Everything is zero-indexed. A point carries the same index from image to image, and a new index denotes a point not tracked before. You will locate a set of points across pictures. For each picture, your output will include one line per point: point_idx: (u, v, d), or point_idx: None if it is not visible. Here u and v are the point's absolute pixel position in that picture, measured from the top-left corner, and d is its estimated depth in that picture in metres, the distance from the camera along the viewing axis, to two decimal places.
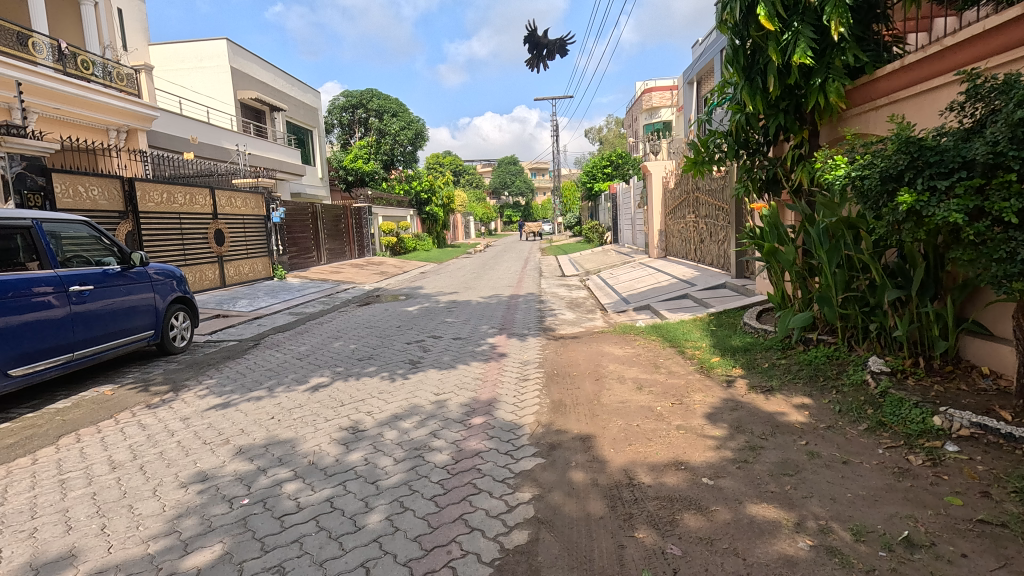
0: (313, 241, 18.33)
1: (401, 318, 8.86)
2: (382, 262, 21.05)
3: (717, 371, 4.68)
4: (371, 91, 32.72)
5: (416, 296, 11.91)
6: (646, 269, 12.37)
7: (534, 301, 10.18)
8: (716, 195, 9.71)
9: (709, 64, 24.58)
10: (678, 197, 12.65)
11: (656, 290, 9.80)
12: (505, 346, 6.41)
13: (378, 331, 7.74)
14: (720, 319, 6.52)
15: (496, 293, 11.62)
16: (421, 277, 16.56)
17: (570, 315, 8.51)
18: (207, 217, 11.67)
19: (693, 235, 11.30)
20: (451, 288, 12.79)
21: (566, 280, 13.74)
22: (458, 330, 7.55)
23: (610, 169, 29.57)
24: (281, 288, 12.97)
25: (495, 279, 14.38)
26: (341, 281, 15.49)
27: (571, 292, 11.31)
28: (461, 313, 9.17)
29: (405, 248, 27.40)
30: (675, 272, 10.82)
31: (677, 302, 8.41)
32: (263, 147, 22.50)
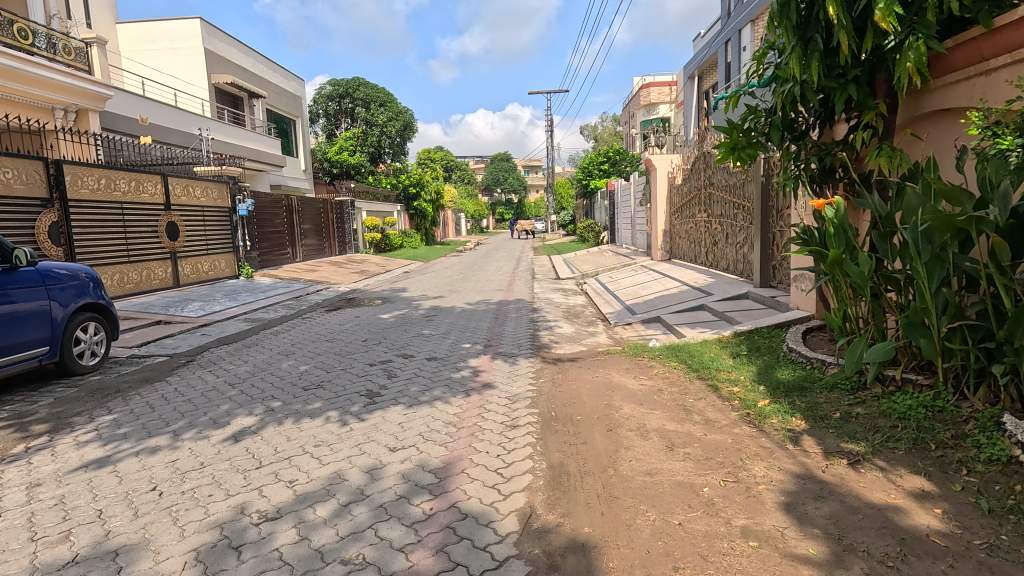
0: (288, 237, 16.97)
1: (371, 329, 7.61)
2: (363, 260, 19.70)
3: (772, 421, 3.47)
4: (357, 80, 31.31)
5: (393, 300, 10.65)
6: (650, 273, 11.19)
7: (525, 310, 8.96)
8: (735, 191, 8.53)
9: (712, 56, 23.47)
10: (686, 194, 11.45)
11: (664, 298, 8.63)
12: (490, 372, 5.20)
13: (340, 346, 6.48)
14: (755, 341, 5.32)
15: (483, 298, 10.40)
16: (404, 278, 15.29)
17: (568, 329, 7.31)
18: (159, 208, 10.37)
19: (705, 237, 10.12)
20: (434, 291, 11.53)
21: (562, 283, 12.54)
22: (435, 347, 6.32)
23: (607, 165, 28.38)
24: (244, 288, 11.65)
25: (484, 281, 13.14)
26: (316, 280, 14.20)
27: (567, 299, 10.12)
28: (441, 323, 7.94)
29: (391, 244, 26.07)
30: (684, 277, 9.65)
31: (692, 315, 7.24)
32: (238, 135, 21.12)
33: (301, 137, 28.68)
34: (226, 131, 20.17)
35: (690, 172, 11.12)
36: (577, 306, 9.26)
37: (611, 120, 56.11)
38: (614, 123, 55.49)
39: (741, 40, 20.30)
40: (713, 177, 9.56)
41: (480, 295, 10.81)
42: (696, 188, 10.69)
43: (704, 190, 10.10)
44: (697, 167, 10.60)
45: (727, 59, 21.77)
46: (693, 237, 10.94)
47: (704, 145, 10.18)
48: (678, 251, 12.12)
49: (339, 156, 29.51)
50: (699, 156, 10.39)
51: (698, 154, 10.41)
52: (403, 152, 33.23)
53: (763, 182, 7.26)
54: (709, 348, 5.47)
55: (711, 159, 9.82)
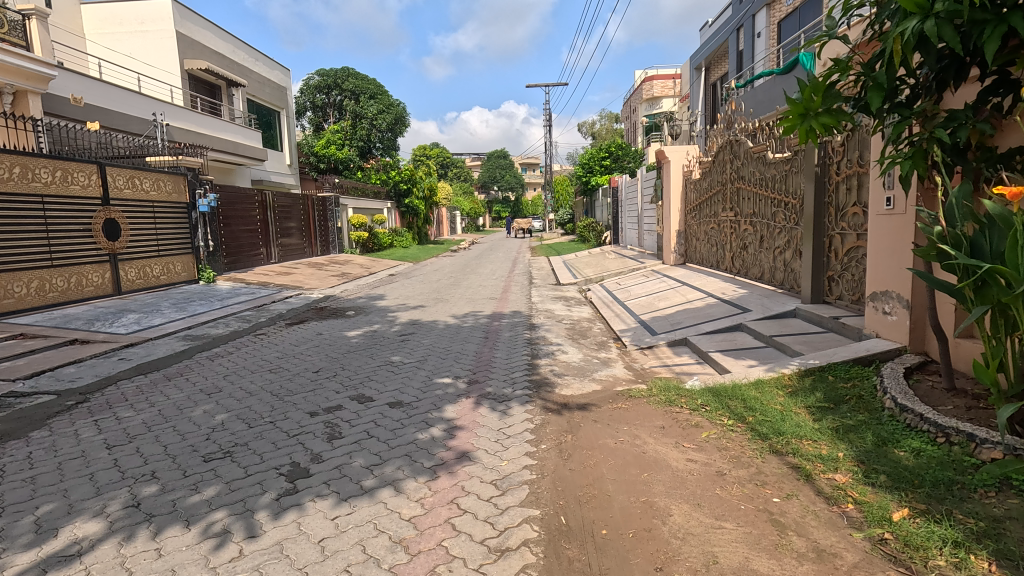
0: (261, 235, 15.43)
1: (330, 352, 6.16)
2: (347, 261, 18.23)
3: (941, 566, 2.04)
4: (346, 69, 29.78)
5: (368, 312, 9.18)
6: (666, 280, 9.75)
7: (521, 327, 7.50)
8: (775, 185, 7.09)
9: (722, 45, 22.09)
10: (706, 191, 9.99)
11: (688, 312, 7.20)
12: (471, 428, 3.75)
13: (280, 382, 5.02)
14: (833, 387, 3.89)
15: (472, 309, 8.94)
16: (387, 282, 13.81)
17: (574, 354, 5.87)
18: (94, 202, 8.89)
19: (732, 239, 8.69)
20: (417, 301, 10.06)
21: (562, 291, 11.11)
22: (404, 382, 4.88)
23: (609, 160, 26.93)
24: (199, 296, 10.18)
25: (475, 287, 11.70)
26: (288, 284, 12.73)
27: (570, 312, 8.67)
28: (418, 344, 6.48)
29: (380, 244, 24.58)
30: (708, 287, 8.24)
31: (729, 337, 5.83)
32: (209, 125, 19.69)
33: (286, 130, 27.11)
34: (195, 121, 18.78)
35: (711, 164, 9.68)
36: (581, 322, 7.81)
37: (609, 117, 54.72)
38: (612, 120, 54.19)
39: (755, 26, 18.82)
40: (743, 169, 8.13)
41: (469, 305, 9.35)
42: (719, 184, 9.27)
43: (730, 185, 8.65)
44: (721, 158, 9.19)
45: (739, 47, 20.32)
46: (715, 240, 9.52)
47: (730, 132, 8.73)
48: (696, 255, 10.69)
49: (327, 150, 28.58)
50: (724, 144, 8.94)
51: (724, 143, 8.95)
52: (394, 146, 31.65)
53: (817, 173, 5.85)
54: (770, 394, 4.03)
55: (740, 148, 8.36)
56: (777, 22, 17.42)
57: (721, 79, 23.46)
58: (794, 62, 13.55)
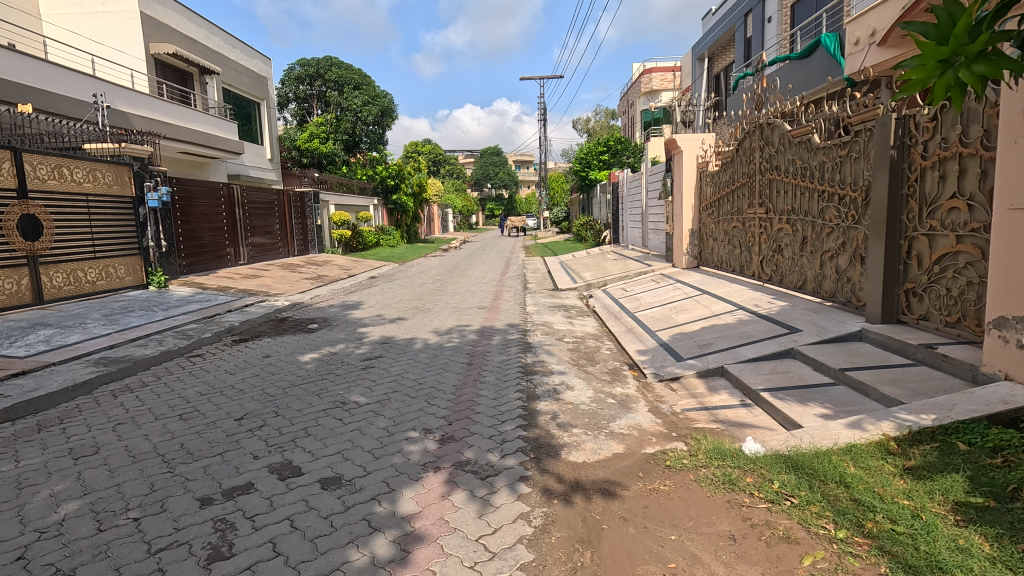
0: (229, 234, 14.01)
1: (268, 386, 4.80)
2: (326, 262, 16.85)
3: None
4: (330, 59, 28.30)
5: (334, 325, 7.82)
6: (682, 288, 8.47)
7: (514, 347, 6.18)
8: (823, 175, 5.83)
9: (727, 33, 20.86)
10: (727, 185, 8.68)
11: (718, 330, 5.92)
12: (436, 539, 2.44)
13: (182, 439, 3.65)
14: (978, 461, 2.61)
15: (457, 322, 7.62)
16: (365, 287, 12.46)
17: (583, 391, 4.56)
18: (8, 195, 7.55)
19: (762, 241, 7.42)
20: (394, 310, 8.72)
21: (561, 298, 9.81)
22: (349, 441, 3.55)
23: (607, 155, 25.68)
24: (142, 305, 8.81)
25: (462, 294, 10.38)
26: (253, 289, 11.37)
27: (572, 326, 7.36)
28: (383, 374, 5.16)
29: (364, 243, 23.19)
30: (736, 297, 6.97)
31: (781, 369, 4.55)
32: (178, 114, 18.33)
33: (266, 122, 25.67)
34: (161, 108, 17.43)
35: (733, 154, 8.38)
36: (586, 340, 6.52)
37: (606, 113, 53.53)
38: (608, 116, 52.99)
39: (765, 10, 17.56)
40: (778, 158, 6.85)
41: (453, 316, 8.02)
42: (744, 176, 7.97)
43: (761, 177, 7.36)
44: (746, 147, 7.91)
45: (747, 34, 19.05)
46: (738, 242, 8.25)
47: (760, 116, 7.44)
48: (713, 258, 9.41)
49: (310, 144, 27.15)
50: (751, 130, 7.64)
51: (751, 128, 7.66)
52: (381, 140, 30.21)
53: (892, 158, 4.58)
54: (882, 471, 2.74)
55: (772, 133, 7.09)
56: (790, 4, 16.15)
57: (725, 70, 22.27)
58: (815, 44, 12.31)
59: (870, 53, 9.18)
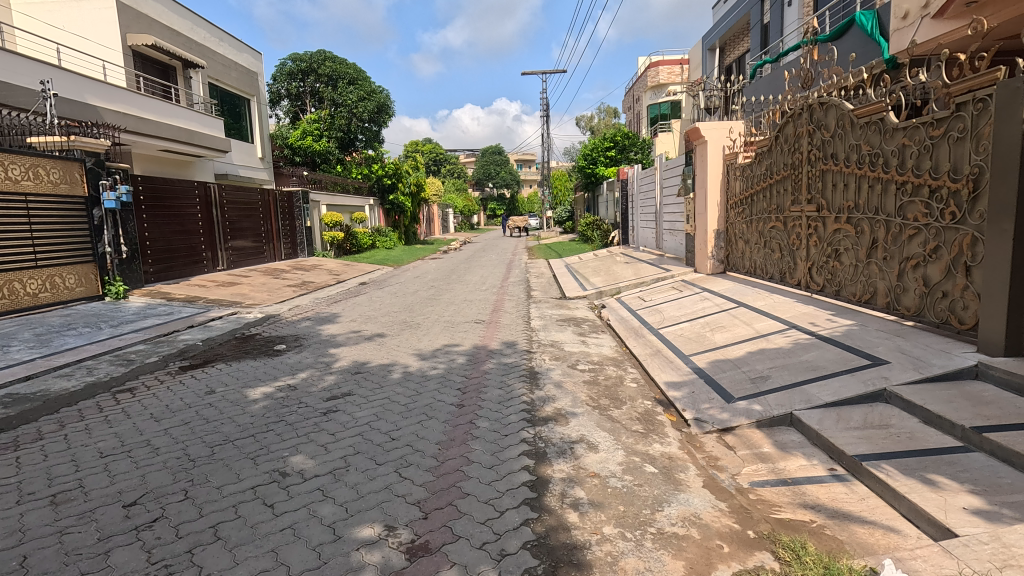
0: (205, 237, 12.84)
1: (190, 445, 3.61)
2: (314, 266, 15.72)
3: None
4: (322, 52, 27.11)
5: (305, 346, 6.66)
6: (712, 299, 7.30)
7: (516, 377, 5.02)
8: (904, 162, 4.66)
9: (743, 20, 19.62)
10: (763, 178, 7.49)
11: (771, 358, 4.73)
12: None
13: (29, 548, 2.47)
14: None
15: (449, 341, 6.46)
16: (352, 295, 11.31)
17: (610, 450, 3.38)
18: None
19: (812, 244, 6.24)
20: (378, 326, 7.55)
21: (570, 310, 8.65)
22: (270, 555, 2.36)
23: (614, 151, 24.54)
24: (89, 321, 7.71)
25: (457, 304, 9.22)
26: (226, 298, 10.23)
27: (585, 346, 6.20)
28: (348, 421, 3.99)
29: (359, 245, 22.04)
30: (784, 313, 5.80)
31: (879, 421, 3.36)
32: (158, 109, 17.20)
33: (256, 119, 24.60)
34: (138, 103, 16.31)
35: (772, 143, 7.19)
36: (605, 367, 5.35)
37: (609, 112, 52.41)
38: (611, 114, 51.95)
39: None
40: (836, 144, 5.66)
41: (445, 334, 6.85)
42: (786, 168, 6.79)
43: (810, 168, 6.18)
44: (789, 132, 6.72)
45: (764, 20, 17.87)
46: (778, 245, 7.09)
47: (809, 95, 6.26)
48: (744, 263, 8.24)
49: (303, 141, 25.99)
50: (796, 112, 6.45)
51: (796, 110, 6.46)
52: (377, 138, 29.06)
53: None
54: None
55: (825, 115, 5.90)
56: None
57: (738, 64, 21.33)
58: (848, 23, 11.10)
59: (923, 28, 8.07)
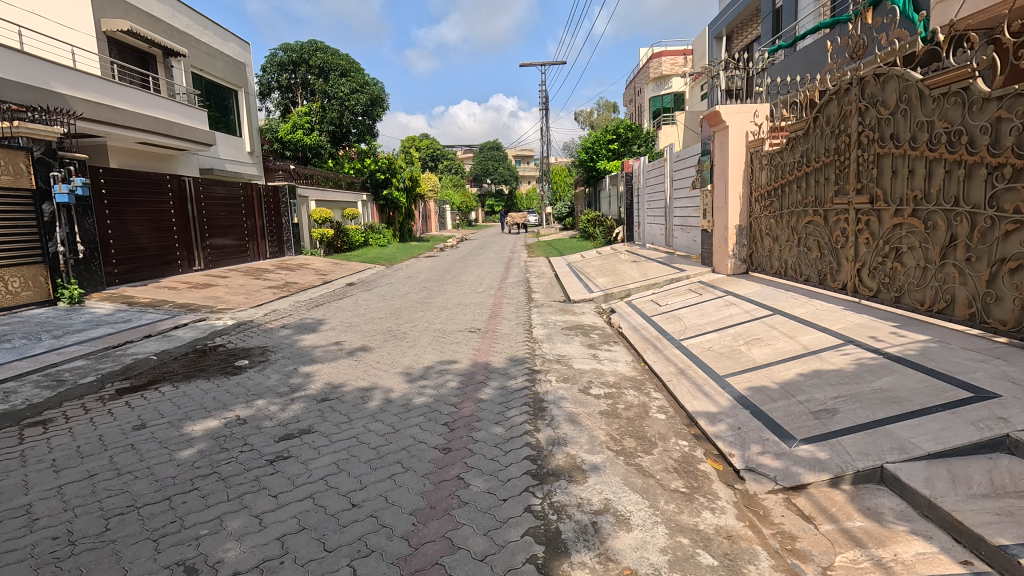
0: (180, 235, 11.88)
1: (81, 516, 2.69)
2: (301, 266, 14.77)
3: None
4: (313, 42, 26.05)
5: (271, 361, 5.73)
6: (739, 305, 6.39)
7: (516, 405, 4.10)
8: (999, 140, 3.76)
9: (753, 5, 18.66)
10: (797, 167, 6.56)
11: (832, 383, 3.81)
12: None
13: None
14: None
15: (438, 356, 5.53)
16: (337, 298, 10.37)
17: (647, 529, 2.47)
18: None
19: (862, 241, 5.34)
20: (358, 337, 6.62)
21: (577, 316, 7.73)
22: None
23: (617, 144, 23.61)
24: (31, 330, 6.78)
25: (451, 309, 8.29)
26: (197, 302, 9.30)
27: (598, 363, 5.27)
28: (300, 474, 3.07)
29: (351, 243, 21.09)
30: (835, 324, 4.90)
31: (1016, 485, 2.44)
32: (135, 99, 16.22)
33: (244, 112, 23.63)
34: (112, 92, 15.34)
35: (808, 126, 6.26)
36: (624, 393, 4.42)
37: (609, 106, 51.47)
38: (610, 109, 51.05)
39: None
40: (898, 122, 4.75)
41: (433, 347, 5.92)
42: (828, 153, 5.87)
43: (860, 152, 5.27)
44: (831, 113, 5.81)
45: (777, 4, 16.83)
46: (817, 242, 6.18)
47: (860, 67, 5.34)
48: (772, 263, 7.33)
49: (293, 135, 24.99)
50: (842, 88, 5.53)
51: (841, 85, 5.54)
52: (371, 131, 28.02)
53: None
54: None
55: (882, 89, 4.99)
56: None
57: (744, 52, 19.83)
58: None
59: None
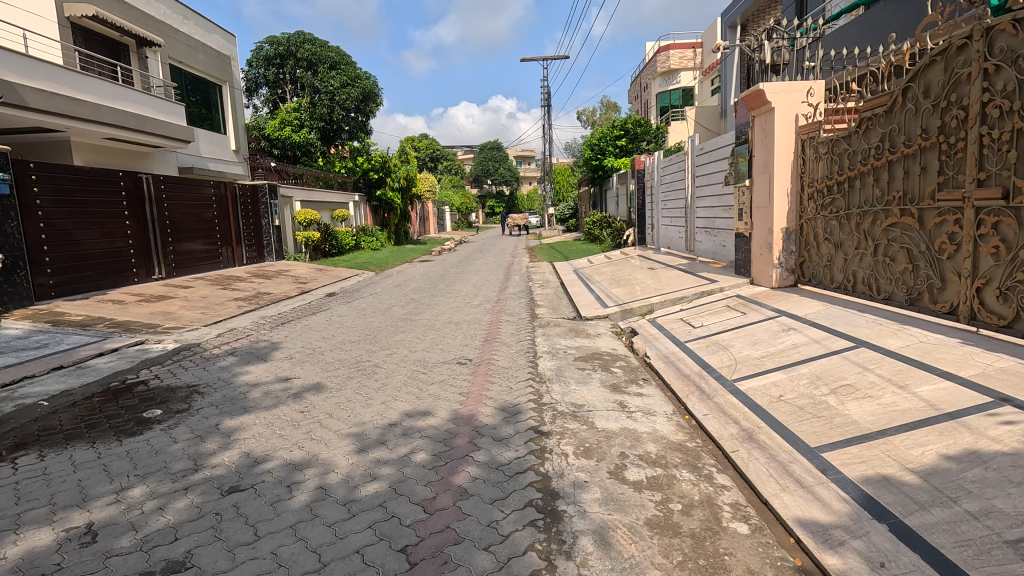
0: (136, 240, 10.49)
1: None
2: (278, 273, 13.36)
3: None
4: (301, 34, 24.72)
5: (191, 411, 4.31)
6: (803, 331, 4.98)
7: (516, 506, 2.70)
8: None
9: None
10: (874, 154, 5.16)
11: (1018, 483, 2.39)
12: None
13: None
14: None
15: (412, 407, 4.12)
16: (309, 313, 8.96)
17: None
18: None
19: (986, 252, 3.94)
20: (317, 371, 5.21)
21: (591, 341, 6.31)
22: None
23: (624, 140, 22.21)
24: None
25: (438, 330, 6.89)
26: (141, 319, 7.89)
27: (629, 419, 3.86)
28: None
29: (340, 246, 19.72)
30: (967, 369, 3.48)
31: None
32: (101, 90, 14.87)
33: (229, 108, 22.30)
34: (73, 82, 13.99)
35: (893, 101, 4.85)
36: (675, 479, 3.00)
37: (612, 104, 50.18)
38: (612, 107, 49.81)
39: None
40: None
41: (407, 392, 4.51)
42: (927, 135, 4.47)
43: (985, 129, 3.88)
44: (932, 81, 4.41)
45: None
46: (906, 251, 4.78)
47: (984, 15, 3.94)
48: (833, 275, 5.93)
49: (280, 132, 23.61)
50: (954, 45, 4.14)
51: (954, 41, 4.14)
52: (364, 129, 26.66)
53: None
54: None
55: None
56: None
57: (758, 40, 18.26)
58: None
59: None
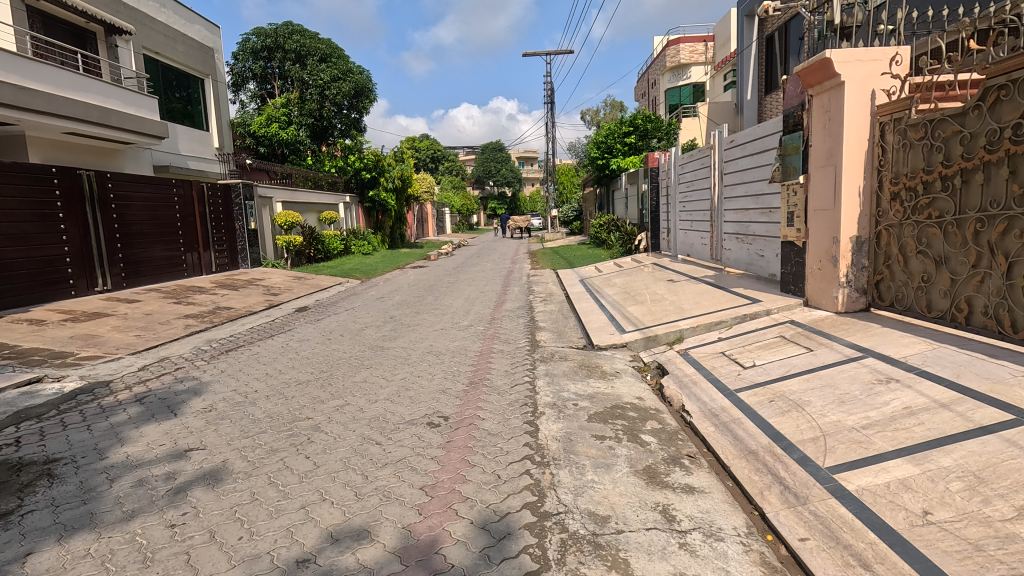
0: (75, 246, 9.07)
1: None
2: (249, 282, 11.95)
3: None
4: (288, 24, 23.33)
5: (11, 517, 2.84)
6: (915, 387, 3.50)
7: None
8: None
9: None
10: (1009, 135, 3.70)
11: None
12: None
13: None
14: None
15: (342, 522, 2.65)
16: (266, 335, 7.50)
17: None
18: None
19: None
20: (230, 439, 3.74)
21: (610, 385, 4.83)
22: None
23: (633, 136, 20.75)
24: None
25: (412, 366, 5.42)
26: (53, 346, 6.43)
27: (684, 553, 2.39)
28: None
29: (327, 251, 18.34)
30: None
31: None
32: (59, 80, 13.46)
33: (212, 103, 20.93)
34: (26, 69, 12.57)
35: None
36: None
37: (617, 105, 48.80)
38: (617, 107, 48.41)
39: None
40: None
41: (345, 485, 3.04)
42: None
43: None
44: None
45: None
46: None
47: None
48: (931, 301, 4.45)
49: (267, 129, 22.27)
50: None
51: None
52: (357, 126, 25.29)
53: None
54: None
55: None
56: None
57: (780, 29, 17.04)
58: None
59: None
